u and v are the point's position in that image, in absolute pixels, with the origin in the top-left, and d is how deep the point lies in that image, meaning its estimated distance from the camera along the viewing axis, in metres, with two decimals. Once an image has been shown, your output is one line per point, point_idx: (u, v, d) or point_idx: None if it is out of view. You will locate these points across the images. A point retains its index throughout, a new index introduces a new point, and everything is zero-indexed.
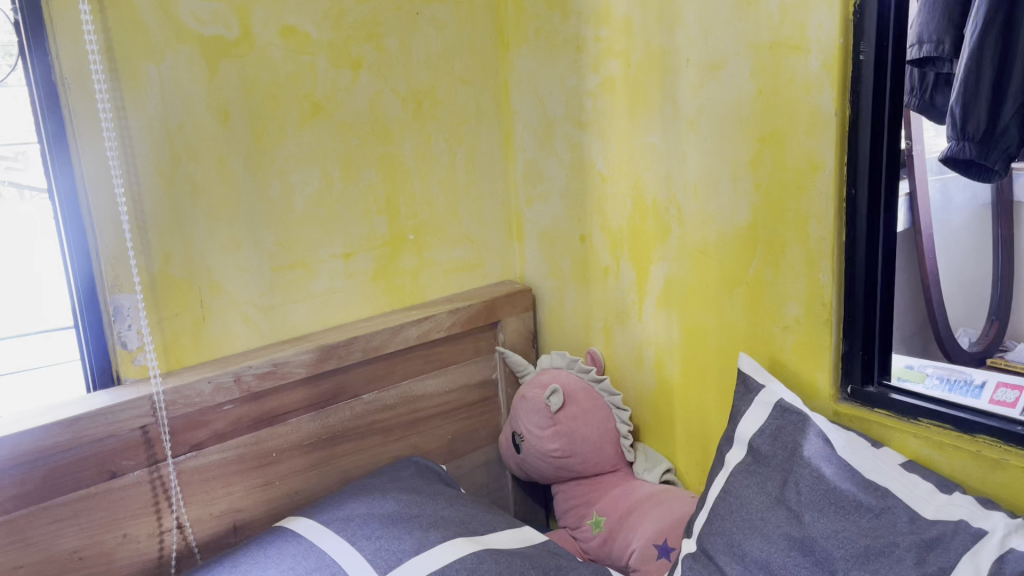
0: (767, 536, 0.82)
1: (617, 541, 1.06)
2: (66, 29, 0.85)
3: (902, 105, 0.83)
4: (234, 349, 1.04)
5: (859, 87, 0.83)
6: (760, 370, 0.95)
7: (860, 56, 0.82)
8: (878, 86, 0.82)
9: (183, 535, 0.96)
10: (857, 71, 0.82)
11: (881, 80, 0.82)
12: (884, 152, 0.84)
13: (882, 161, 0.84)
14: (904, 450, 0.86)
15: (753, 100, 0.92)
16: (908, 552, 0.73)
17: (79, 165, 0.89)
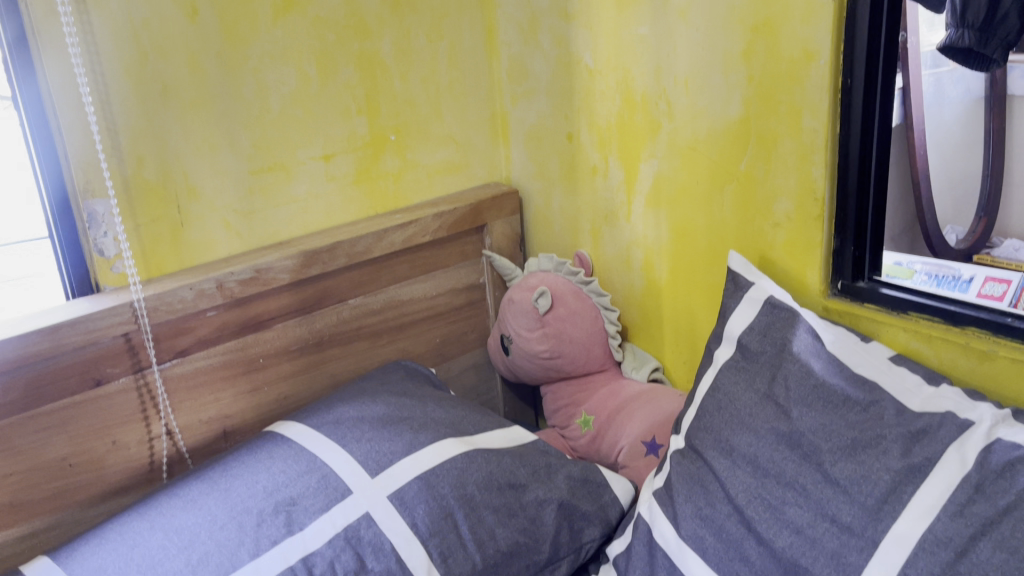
0: (755, 431, 0.82)
1: (605, 439, 1.08)
2: None
3: None
4: (216, 255, 1.02)
5: None
6: (749, 268, 0.94)
7: None
8: None
9: (173, 441, 0.96)
10: None
11: None
12: (883, 39, 0.80)
13: (880, 48, 0.81)
14: (893, 343, 0.86)
15: None
16: (895, 444, 0.73)
17: (41, 64, 0.85)
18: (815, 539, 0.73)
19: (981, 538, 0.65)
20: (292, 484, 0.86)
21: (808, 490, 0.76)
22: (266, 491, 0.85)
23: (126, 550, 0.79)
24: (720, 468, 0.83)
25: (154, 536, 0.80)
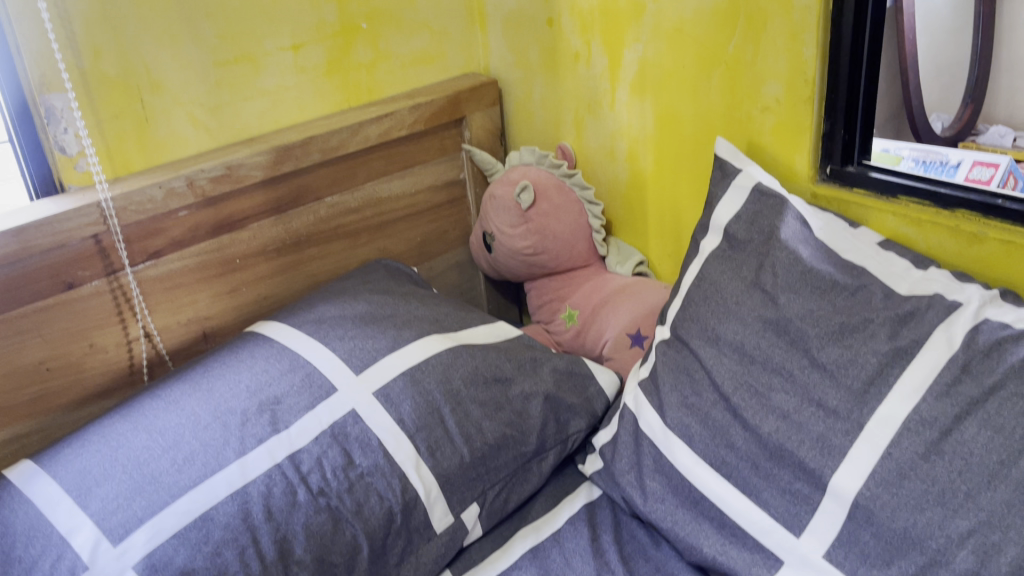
0: (741, 319, 0.81)
1: (590, 333, 1.07)
2: None
3: None
4: (184, 152, 0.98)
5: None
6: (737, 155, 0.91)
7: None
8: None
9: (152, 344, 0.94)
10: None
11: None
12: None
13: None
14: (881, 228, 0.85)
15: None
16: (882, 328, 0.73)
17: None
18: (801, 424, 0.73)
19: (966, 418, 0.66)
20: (276, 384, 0.85)
21: (794, 376, 0.75)
22: (249, 391, 0.84)
23: (111, 452, 0.78)
24: (706, 357, 0.83)
25: (137, 437, 0.80)
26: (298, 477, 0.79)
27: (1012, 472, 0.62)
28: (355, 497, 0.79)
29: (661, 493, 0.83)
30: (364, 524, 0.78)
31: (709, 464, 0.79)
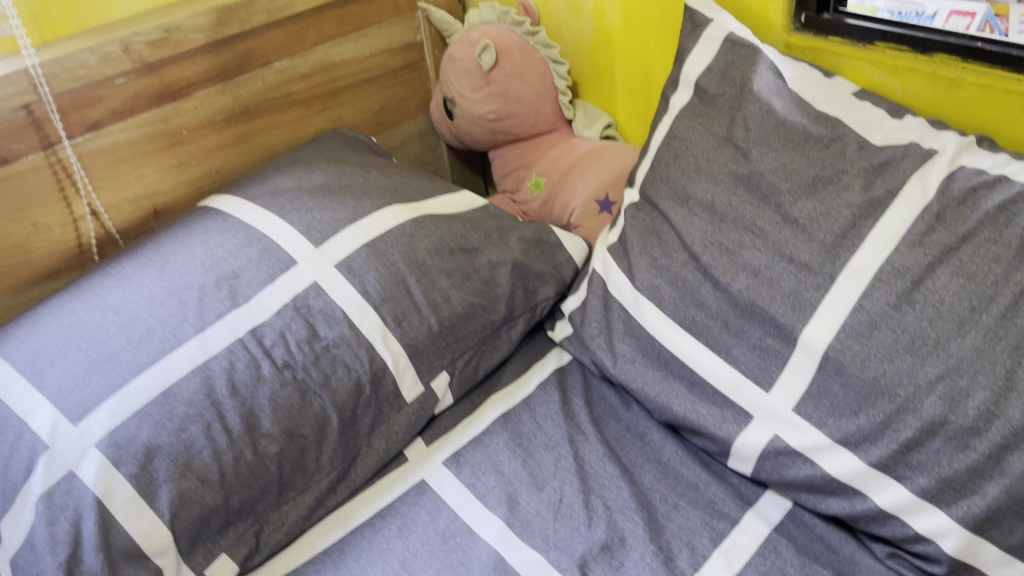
0: (712, 177, 0.79)
1: (557, 201, 1.05)
2: None
3: None
4: (117, 15, 0.91)
5: None
6: (708, 3, 0.86)
7: None
8: None
9: (100, 222, 0.90)
10: None
11: None
12: None
13: None
14: (858, 78, 0.82)
15: None
16: (856, 179, 0.71)
17: None
18: (772, 280, 0.72)
19: (939, 266, 0.65)
20: (233, 257, 0.82)
21: (766, 232, 0.74)
22: (205, 266, 0.81)
23: (63, 332, 0.76)
24: (676, 217, 0.80)
25: (90, 315, 0.77)
26: (261, 351, 0.77)
27: (983, 318, 0.62)
28: (321, 369, 0.78)
29: (631, 355, 0.82)
30: (332, 396, 0.77)
31: (679, 324, 0.78)
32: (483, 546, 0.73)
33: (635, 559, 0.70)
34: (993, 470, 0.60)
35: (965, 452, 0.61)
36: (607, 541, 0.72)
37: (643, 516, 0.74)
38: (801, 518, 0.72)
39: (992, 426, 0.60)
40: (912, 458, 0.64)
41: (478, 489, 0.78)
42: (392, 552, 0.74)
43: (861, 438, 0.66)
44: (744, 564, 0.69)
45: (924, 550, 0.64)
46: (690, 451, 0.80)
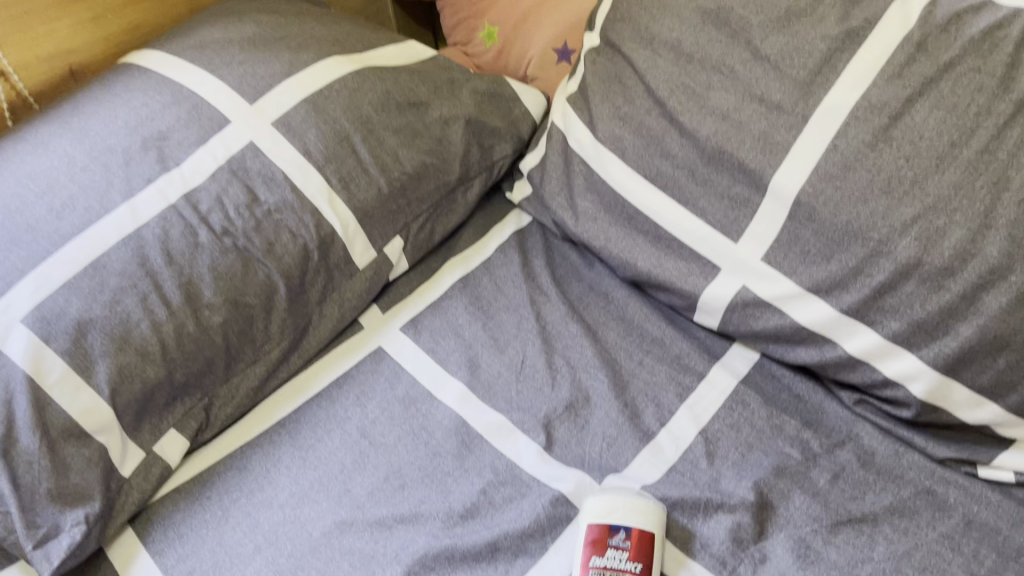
0: (679, 14, 0.73)
1: (514, 52, 0.98)
2: None
3: None
4: None
5: None
6: None
7: None
8: None
9: (9, 83, 0.82)
10: None
11: None
12: None
13: None
14: None
15: None
16: (833, 10, 0.66)
17: None
18: (741, 124, 0.68)
19: (919, 99, 0.61)
20: (159, 117, 0.75)
21: (736, 72, 0.69)
22: (129, 128, 0.74)
23: None
24: (639, 61, 0.75)
25: (4, 184, 0.70)
26: (197, 218, 0.71)
27: (964, 153, 0.59)
28: (264, 235, 0.72)
29: (593, 211, 0.78)
30: (278, 264, 0.72)
31: (644, 176, 0.74)
32: (444, 411, 0.71)
33: (601, 417, 0.69)
34: (968, 311, 0.58)
35: (940, 294, 0.59)
36: (572, 401, 0.70)
37: (609, 374, 0.71)
38: (769, 369, 0.71)
39: (969, 266, 0.58)
40: (885, 303, 0.62)
41: (438, 354, 0.75)
42: (351, 421, 0.71)
43: (832, 285, 0.64)
44: (711, 417, 0.68)
45: (893, 395, 0.63)
46: (655, 308, 0.77)
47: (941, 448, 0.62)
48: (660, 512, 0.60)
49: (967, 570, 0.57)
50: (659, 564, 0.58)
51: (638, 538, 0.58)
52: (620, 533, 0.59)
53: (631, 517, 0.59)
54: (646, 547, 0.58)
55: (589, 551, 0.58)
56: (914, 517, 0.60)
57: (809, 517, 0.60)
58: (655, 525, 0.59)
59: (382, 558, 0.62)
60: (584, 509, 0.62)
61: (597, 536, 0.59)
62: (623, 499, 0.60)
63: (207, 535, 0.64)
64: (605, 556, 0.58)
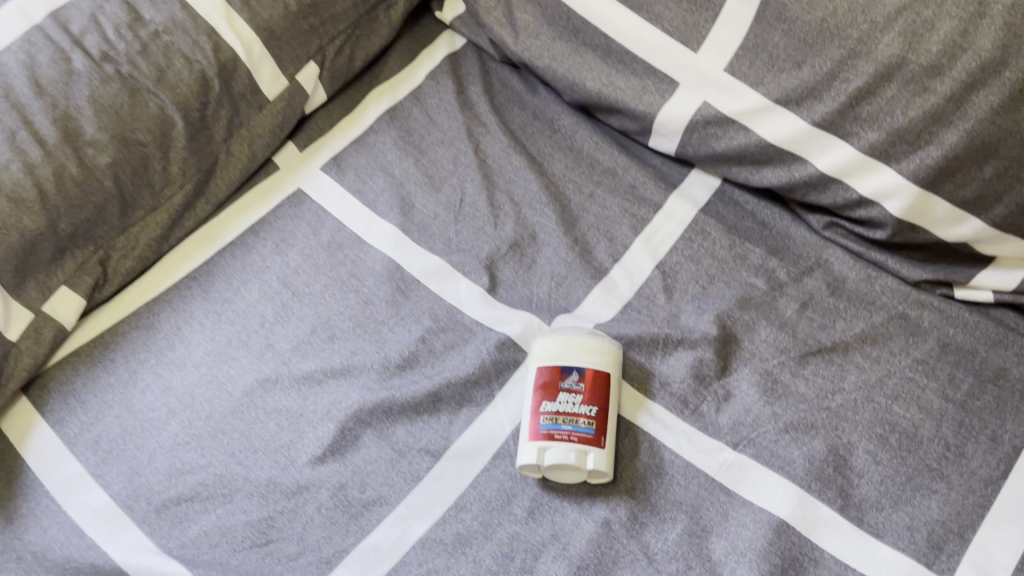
0: None
1: None
2: None
3: None
4: None
5: None
6: None
7: None
8: None
9: None
10: None
11: None
12: None
13: None
14: None
15: None
16: None
17: None
18: None
19: None
20: None
21: None
22: None
23: None
24: None
25: None
26: (69, 41, 0.60)
27: None
28: (152, 61, 0.62)
29: (534, 26, 0.69)
30: (172, 94, 0.62)
31: None
32: (373, 255, 0.63)
33: (550, 255, 0.62)
34: (954, 114, 0.52)
35: (924, 97, 0.53)
36: (516, 239, 0.63)
37: (556, 209, 0.64)
38: (731, 196, 0.64)
39: (958, 62, 0.51)
40: (862, 111, 0.55)
41: (365, 195, 0.67)
42: (271, 271, 0.63)
43: (804, 94, 0.57)
44: (669, 250, 0.62)
45: (868, 215, 0.57)
46: (606, 135, 0.69)
47: (916, 270, 0.57)
48: (616, 352, 0.55)
49: (943, 396, 0.53)
50: (615, 407, 0.54)
51: (593, 380, 0.53)
52: (573, 375, 0.53)
53: (585, 358, 0.54)
54: (601, 389, 0.53)
55: (539, 396, 0.53)
56: (888, 344, 0.55)
57: (775, 350, 0.56)
58: (611, 365, 0.54)
59: (311, 416, 0.56)
60: (533, 352, 0.56)
61: (548, 379, 0.53)
62: (576, 339, 0.55)
63: (112, 401, 0.57)
64: (557, 400, 0.52)
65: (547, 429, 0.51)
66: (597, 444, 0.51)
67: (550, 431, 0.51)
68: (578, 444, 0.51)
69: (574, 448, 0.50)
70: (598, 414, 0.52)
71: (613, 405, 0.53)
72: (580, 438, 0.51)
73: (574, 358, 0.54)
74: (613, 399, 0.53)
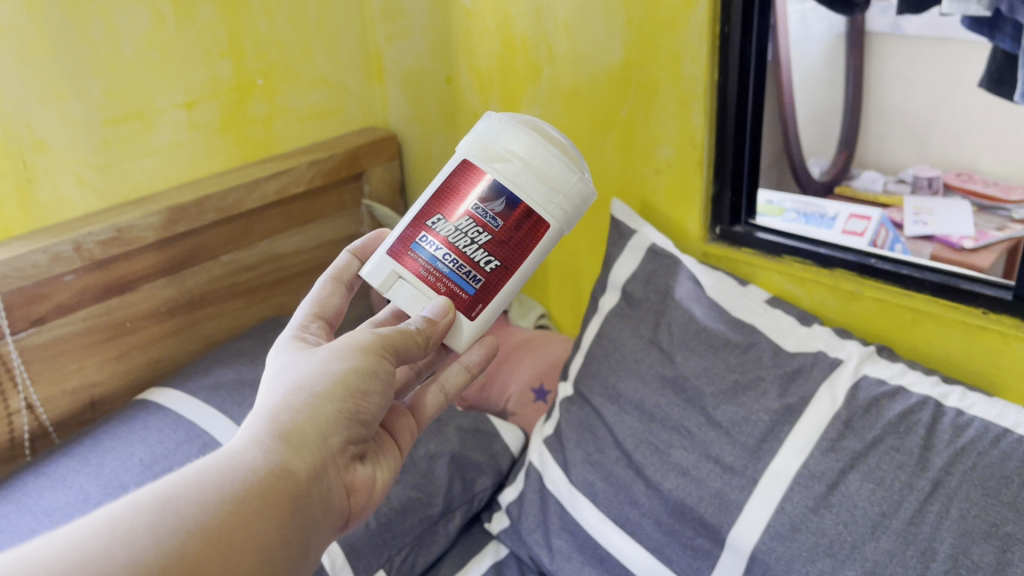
0: (641, 377, 0.85)
1: (494, 386, 1.07)
2: None
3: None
4: (70, 213, 0.96)
5: None
6: (631, 215, 0.99)
7: None
8: None
9: (35, 415, 0.93)
10: None
11: None
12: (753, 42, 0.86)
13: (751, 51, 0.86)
14: (769, 286, 0.91)
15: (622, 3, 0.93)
16: (772, 385, 0.77)
17: None
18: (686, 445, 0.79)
19: (851, 471, 0.69)
20: (171, 455, 0.82)
21: (693, 433, 0.79)
22: (142, 464, 0.81)
23: None
24: (608, 414, 0.86)
25: (19, 520, 0.76)
26: None
27: (893, 522, 0.65)
28: None
29: (567, 550, 0.84)
30: None
31: (615, 521, 0.81)
32: None
33: None
34: None
35: None
36: None
37: None
38: None
39: None
40: None
41: None
42: None
43: None
44: None
45: None
46: None
47: None
48: (571, 200, 0.59)
49: None
50: (525, 262, 0.59)
51: (507, 224, 0.58)
52: (495, 199, 0.58)
53: (521, 192, 0.58)
54: (510, 235, 0.58)
55: (440, 206, 0.59)
56: None
57: None
58: (551, 208, 0.58)
59: None
60: (474, 137, 0.60)
61: (462, 188, 0.59)
62: (522, 153, 0.58)
63: None
64: (453, 225, 0.59)
65: (417, 251, 0.59)
66: (468, 309, 0.59)
67: (419, 256, 0.59)
68: (438, 295, 0.59)
69: (431, 296, 0.59)
70: (488, 268, 0.59)
71: (523, 259, 0.59)
72: (445, 290, 0.59)
73: (503, 171, 0.58)
74: (523, 248, 0.58)
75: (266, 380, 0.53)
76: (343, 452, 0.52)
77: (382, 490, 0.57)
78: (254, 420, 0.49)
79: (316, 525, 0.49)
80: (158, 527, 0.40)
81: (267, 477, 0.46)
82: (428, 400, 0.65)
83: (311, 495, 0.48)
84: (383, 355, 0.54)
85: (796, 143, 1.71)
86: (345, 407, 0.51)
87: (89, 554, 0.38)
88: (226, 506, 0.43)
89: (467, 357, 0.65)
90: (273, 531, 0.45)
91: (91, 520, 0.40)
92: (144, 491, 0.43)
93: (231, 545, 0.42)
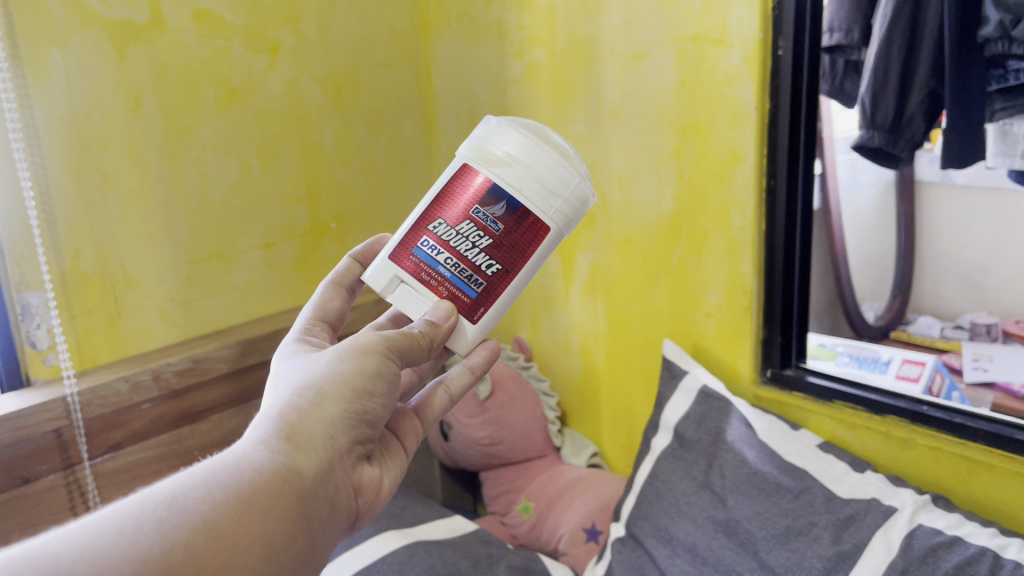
0: (693, 520, 0.85)
1: (545, 526, 1.09)
2: (32, 63, 0.86)
3: (811, 149, 0.90)
4: (151, 345, 1.02)
5: (776, 126, 0.89)
6: (682, 357, 1.01)
7: (776, 106, 0.88)
8: (792, 148, 0.89)
9: None
10: (774, 110, 0.88)
11: (796, 132, 0.88)
12: (798, 194, 0.91)
13: (797, 201, 0.91)
14: (820, 431, 0.92)
15: (671, 156, 0.99)
16: (825, 531, 0.77)
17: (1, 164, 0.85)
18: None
19: None
20: None
21: None
22: None
23: None
24: (660, 556, 0.86)
25: None
26: None
27: None
28: None
29: None
30: None
31: None
32: None
33: None
34: None
35: None
36: None
37: None
38: None
39: None
40: None
41: None
42: None
43: None
44: None
45: None
46: None
47: None
48: (571, 204, 0.60)
49: None
50: (526, 266, 0.60)
51: (507, 227, 0.59)
52: (494, 204, 0.59)
53: (521, 195, 0.58)
54: (511, 239, 0.59)
55: (442, 211, 0.60)
56: None
57: None
58: (552, 212, 0.59)
59: None
60: (472, 141, 0.61)
61: (462, 191, 0.60)
62: (521, 158, 0.59)
63: None
64: (454, 228, 0.59)
65: (419, 257, 0.60)
66: (470, 312, 0.60)
67: (422, 260, 0.60)
68: (441, 299, 0.60)
69: (433, 297, 0.60)
70: (488, 269, 0.59)
71: (526, 265, 0.60)
72: (447, 294, 0.60)
73: (502, 176, 0.59)
74: (523, 251, 0.59)
75: (270, 387, 0.52)
76: (349, 453, 0.51)
77: (388, 494, 0.55)
78: (259, 420, 0.48)
79: (325, 527, 0.47)
80: (166, 523, 0.39)
81: (278, 472, 0.44)
82: (434, 401, 0.64)
83: (319, 495, 0.47)
84: (389, 356, 0.54)
85: (849, 287, 1.72)
86: (352, 406, 0.50)
87: (97, 551, 0.36)
88: (235, 502, 0.42)
89: (471, 358, 0.64)
90: (283, 528, 0.43)
91: (97, 517, 0.39)
92: (149, 491, 0.41)
93: (241, 542, 0.41)
